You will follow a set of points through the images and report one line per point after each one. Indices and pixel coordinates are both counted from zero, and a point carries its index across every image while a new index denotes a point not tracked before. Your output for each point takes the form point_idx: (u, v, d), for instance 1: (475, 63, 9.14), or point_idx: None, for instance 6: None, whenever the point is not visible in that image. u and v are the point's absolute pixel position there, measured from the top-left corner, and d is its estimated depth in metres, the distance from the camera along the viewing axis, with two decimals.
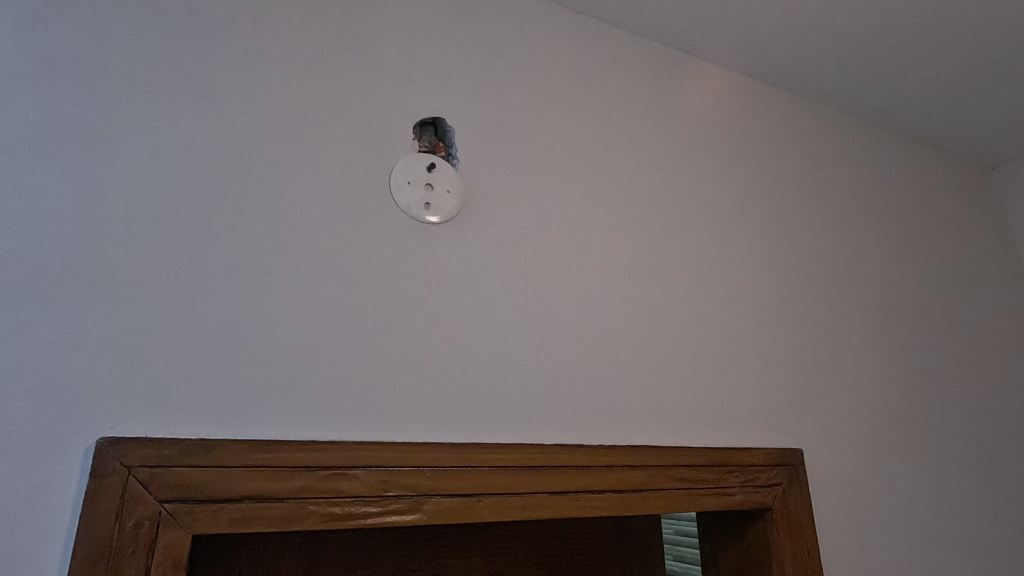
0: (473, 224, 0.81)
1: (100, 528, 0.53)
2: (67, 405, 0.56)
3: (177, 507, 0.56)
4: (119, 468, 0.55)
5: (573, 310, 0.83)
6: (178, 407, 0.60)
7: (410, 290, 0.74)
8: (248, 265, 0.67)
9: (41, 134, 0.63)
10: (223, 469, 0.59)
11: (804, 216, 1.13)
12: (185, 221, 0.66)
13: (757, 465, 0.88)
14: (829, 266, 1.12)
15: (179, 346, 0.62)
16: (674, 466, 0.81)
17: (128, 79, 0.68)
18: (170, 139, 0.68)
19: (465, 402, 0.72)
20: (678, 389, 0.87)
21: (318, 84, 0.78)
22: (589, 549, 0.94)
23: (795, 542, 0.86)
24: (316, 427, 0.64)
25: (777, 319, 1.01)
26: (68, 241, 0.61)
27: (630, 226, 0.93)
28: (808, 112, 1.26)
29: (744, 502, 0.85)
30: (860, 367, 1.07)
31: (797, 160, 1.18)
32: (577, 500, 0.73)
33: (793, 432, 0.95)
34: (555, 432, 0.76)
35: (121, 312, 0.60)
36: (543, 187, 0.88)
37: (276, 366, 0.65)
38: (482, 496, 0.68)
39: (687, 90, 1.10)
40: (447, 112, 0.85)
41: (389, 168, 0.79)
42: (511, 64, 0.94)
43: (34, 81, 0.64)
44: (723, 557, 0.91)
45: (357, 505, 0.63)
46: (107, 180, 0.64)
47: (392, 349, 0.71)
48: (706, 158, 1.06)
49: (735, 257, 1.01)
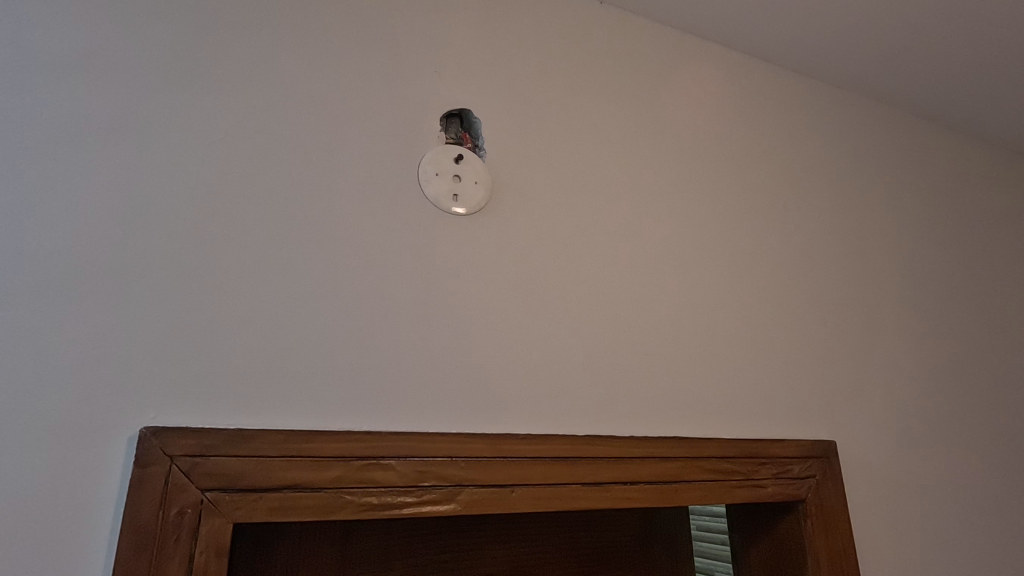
0: (500, 216, 0.81)
1: (144, 516, 0.54)
2: (110, 395, 0.57)
3: (218, 496, 0.57)
4: (162, 458, 0.56)
5: (600, 301, 0.82)
6: (218, 396, 0.61)
7: (439, 281, 0.74)
8: (281, 258, 0.68)
9: (81, 132, 0.64)
10: (262, 458, 0.59)
11: (832, 205, 1.11)
12: (219, 215, 0.67)
13: (790, 457, 0.87)
14: (860, 257, 1.10)
15: (215, 337, 0.62)
16: (706, 458, 0.80)
17: (162, 76, 0.69)
18: (203, 133, 0.69)
19: (496, 392, 0.72)
20: (708, 381, 0.86)
21: (346, 77, 0.78)
22: (619, 542, 0.94)
23: (829, 535, 0.85)
24: (351, 417, 0.65)
25: (807, 310, 0.99)
26: (108, 235, 0.62)
27: (655, 217, 0.92)
28: (836, 98, 1.23)
29: (777, 494, 0.84)
30: (893, 358, 1.05)
31: (827, 148, 1.16)
32: (609, 491, 0.73)
33: (826, 424, 0.93)
34: (586, 423, 0.75)
35: (160, 306, 0.61)
36: (570, 177, 0.88)
37: (311, 357, 0.65)
38: (515, 486, 0.68)
39: (712, 78, 1.08)
40: (473, 103, 0.85)
41: (418, 160, 0.79)
42: (535, 55, 0.93)
43: (74, 80, 0.65)
44: (755, 550, 0.90)
45: (392, 495, 0.63)
46: (143, 175, 0.65)
47: (423, 340, 0.71)
48: (732, 148, 1.04)
49: (762, 247, 0.99)
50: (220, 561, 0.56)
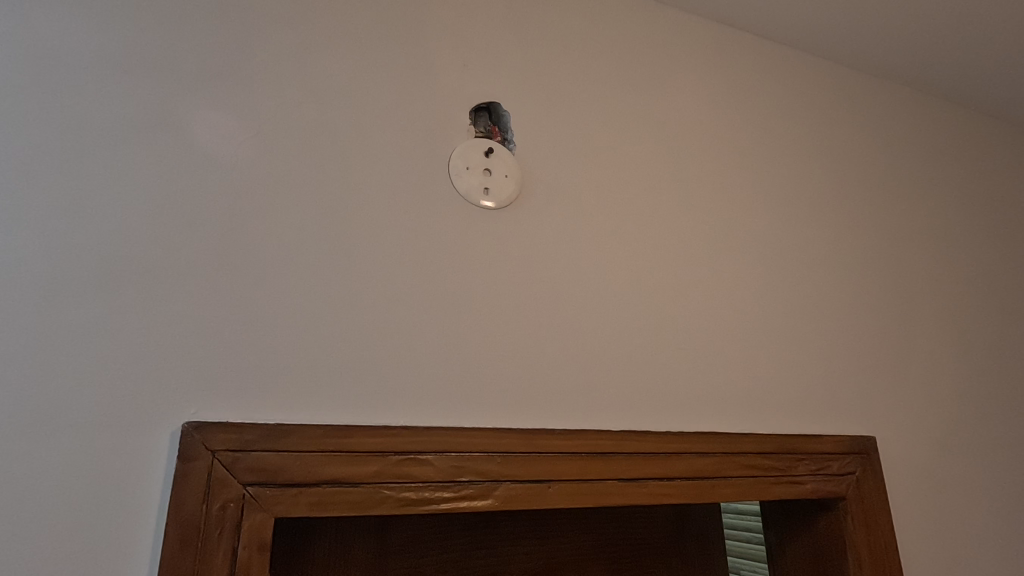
0: (532, 209, 0.80)
1: (188, 510, 0.55)
2: (153, 390, 0.58)
3: (260, 491, 0.57)
4: (204, 452, 0.57)
5: (632, 294, 0.81)
6: (257, 391, 0.61)
7: (470, 276, 0.74)
8: (314, 254, 0.68)
9: (119, 129, 0.65)
10: (302, 453, 0.60)
11: (866, 196, 1.08)
12: (253, 211, 0.67)
13: (829, 453, 0.85)
14: (897, 249, 1.07)
15: (252, 333, 0.63)
16: (743, 453, 0.79)
17: (195, 74, 0.70)
18: (236, 130, 0.69)
19: (532, 388, 0.71)
20: (743, 375, 0.84)
21: (374, 73, 0.78)
22: (651, 538, 0.93)
23: (871, 533, 0.83)
24: (388, 413, 0.65)
25: (843, 304, 0.97)
26: (146, 231, 0.62)
27: (685, 210, 0.90)
28: (869, 85, 1.20)
29: (817, 491, 0.82)
30: (933, 352, 1.02)
31: (862, 138, 1.13)
32: (646, 487, 0.72)
33: (864, 419, 0.91)
34: (622, 418, 0.74)
35: (199, 301, 0.62)
36: (599, 170, 0.86)
37: (346, 352, 0.65)
38: (552, 481, 0.68)
39: (741, 67, 1.06)
40: (502, 96, 0.84)
41: (448, 154, 0.78)
42: (562, 47, 0.92)
43: (110, 78, 0.66)
44: (792, 548, 0.88)
45: (430, 490, 0.63)
46: (180, 172, 0.65)
47: (456, 335, 0.70)
48: (764, 139, 1.02)
49: (795, 238, 0.97)
50: (262, 555, 0.56)
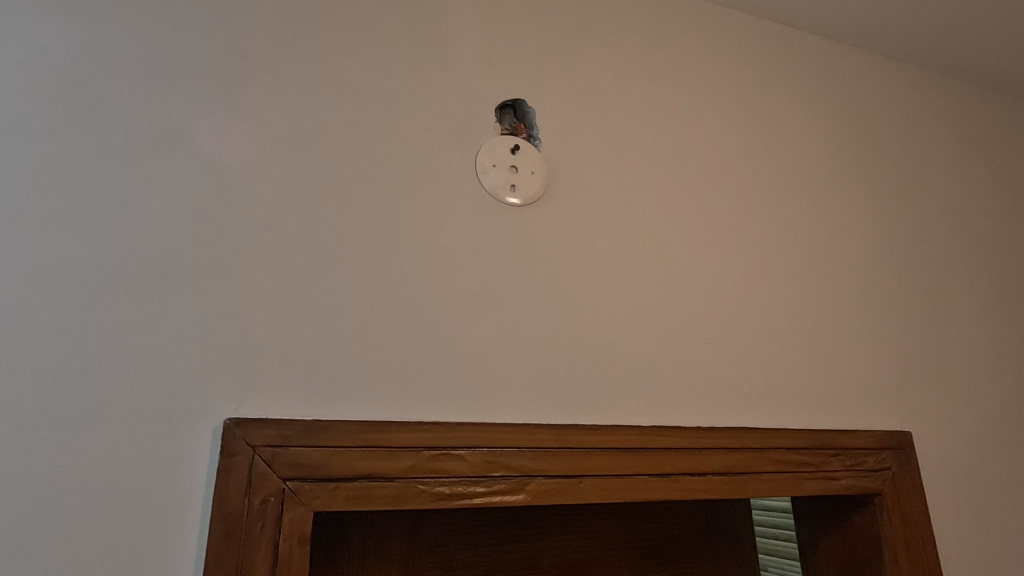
0: (559, 206, 0.80)
1: (231, 504, 0.56)
2: (195, 388, 0.59)
3: (299, 485, 0.59)
4: (245, 448, 0.58)
5: (660, 290, 0.81)
6: (295, 388, 0.62)
7: (498, 273, 0.74)
8: (347, 254, 0.69)
9: (155, 135, 0.67)
10: (339, 448, 0.61)
11: (898, 186, 1.05)
12: (285, 212, 0.68)
13: (864, 448, 0.83)
14: (931, 240, 1.04)
15: (288, 331, 0.64)
16: (775, 449, 0.78)
17: (226, 79, 0.71)
18: (267, 133, 0.71)
19: (562, 383, 0.72)
20: (774, 369, 0.83)
21: (400, 74, 0.79)
22: (681, 534, 0.92)
23: (908, 529, 0.81)
24: (421, 409, 0.65)
25: (876, 296, 0.95)
26: (183, 233, 0.64)
27: (712, 203, 0.89)
28: (900, 72, 1.17)
29: (851, 487, 0.81)
30: (970, 345, 0.99)
31: (894, 127, 1.10)
32: (677, 482, 0.71)
33: (900, 414, 0.89)
34: (652, 413, 0.74)
35: (236, 300, 0.63)
36: (625, 164, 0.86)
37: (380, 349, 0.66)
38: (584, 477, 0.68)
39: (768, 57, 1.04)
40: (527, 93, 0.85)
41: (475, 152, 0.79)
42: (587, 42, 0.91)
43: (146, 85, 0.68)
44: (826, 544, 0.87)
45: (464, 485, 0.63)
46: (214, 175, 0.67)
47: (486, 331, 0.71)
48: (792, 130, 1.00)
49: (824, 230, 0.95)
50: (302, 547, 0.58)
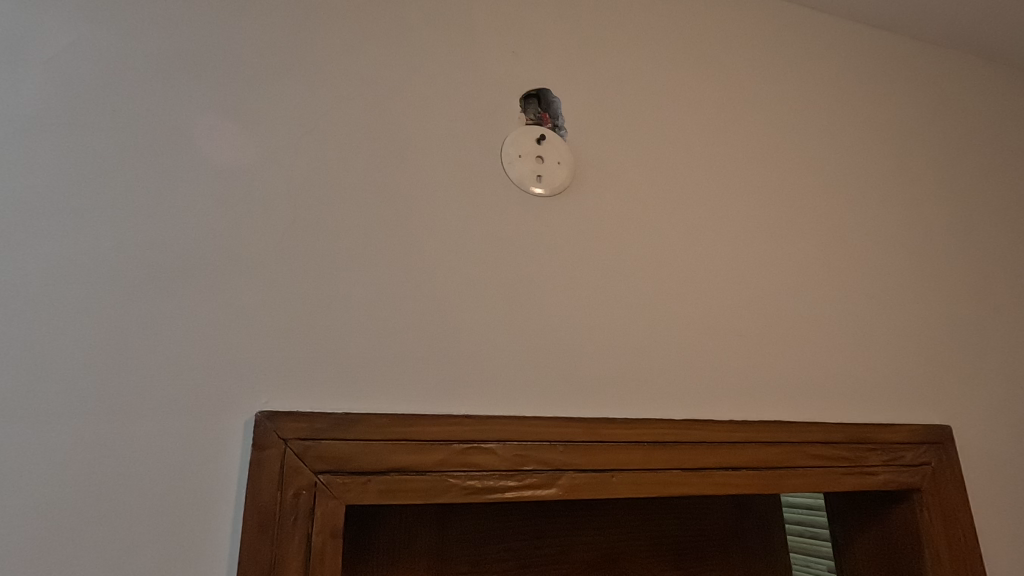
0: (586, 196, 0.79)
1: (264, 497, 0.56)
2: (224, 381, 0.59)
3: (330, 478, 0.58)
4: (277, 441, 0.58)
5: (689, 281, 0.79)
6: (325, 381, 0.62)
7: (524, 265, 0.73)
8: (373, 247, 0.68)
9: (180, 129, 0.67)
10: (370, 442, 0.60)
11: (933, 173, 1.02)
12: (310, 205, 0.68)
13: (902, 442, 0.81)
14: (970, 229, 1.01)
15: (317, 324, 0.64)
16: (811, 443, 0.76)
17: (249, 73, 0.71)
18: (291, 127, 0.70)
19: (592, 376, 0.70)
20: (808, 362, 0.81)
21: (424, 65, 0.78)
22: (712, 530, 0.91)
23: (949, 526, 0.79)
24: (450, 402, 0.65)
25: (912, 286, 0.92)
26: (211, 228, 0.64)
27: (740, 191, 0.87)
28: (934, 55, 1.13)
29: (890, 483, 0.78)
30: (1010, 336, 0.96)
31: (929, 113, 1.06)
32: (711, 477, 0.70)
33: (938, 407, 0.86)
34: (683, 406, 0.72)
35: (264, 294, 0.63)
36: (652, 154, 0.84)
37: (407, 342, 0.66)
38: (615, 471, 0.67)
39: (796, 41, 1.01)
40: (551, 82, 0.83)
41: (500, 143, 0.78)
42: (611, 30, 0.90)
43: (170, 80, 0.68)
44: (862, 541, 0.85)
45: (495, 478, 0.63)
46: (239, 168, 0.67)
47: (515, 324, 0.70)
48: (823, 117, 0.97)
49: (857, 218, 0.93)
50: (335, 541, 0.57)
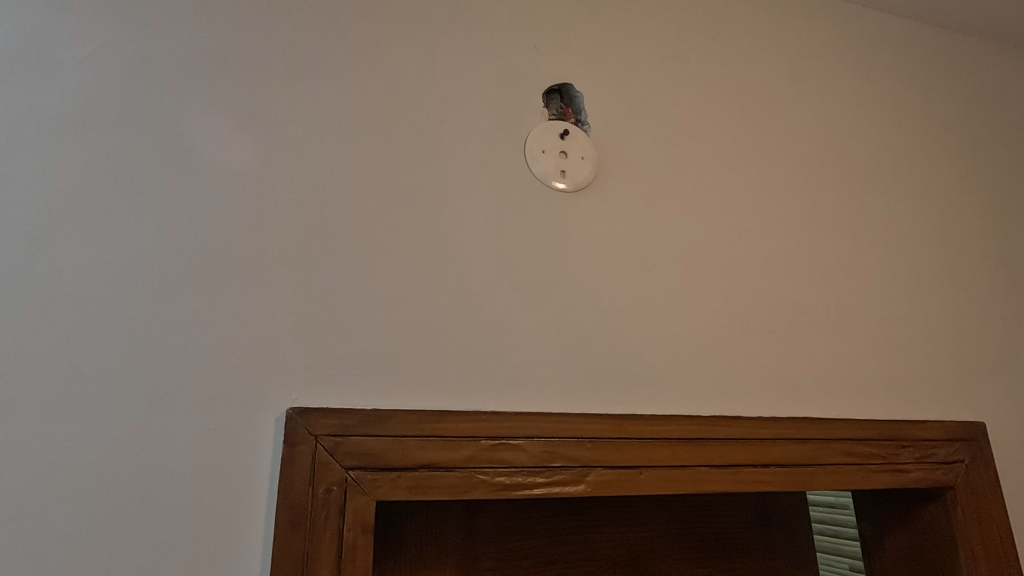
0: (610, 191, 0.78)
1: (296, 493, 0.57)
2: (255, 377, 0.60)
3: (361, 474, 0.59)
4: (308, 437, 0.58)
5: (715, 276, 0.78)
6: (353, 377, 0.62)
7: (550, 261, 0.72)
8: (399, 244, 0.68)
9: (207, 127, 0.67)
10: (399, 438, 0.60)
11: (963, 165, 0.99)
12: (336, 203, 0.68)
13: (935, 439, 0.79)
14: (1002, 222, 0.98)
15: (345, 321, 0.64)
16: (841, 440, 0.75)
17: (276, 71, 0.72)
18: (317, 125, 0.71)
19: (618, 372, 0.70)
20: (837, 357, 0.79)
21: (447, 62, 0.78)
22: (737, 528, 0.90)
23: (984, 525, 0.77)
24: (477, 398, 0.65)
25: (943, 280, 0.90)
26: (239, 225, 0.64)
27: (766, 184, 0.86)
28: (964, 45, 1.10)
29: (922, 481, 0.77)
30: None
31: (958, 104, 1.04)
32: (740, 474, 0.69)
33: (972, 403, 0.85)
34: (711, 402, 0.72)
35: (292, 291, 0.63)
36: (676, 148, 0.83)
37: (434, 339, 0.66)
38: (644, 467, 0.66)
39: (821, 32, 1.00)
40: (574, 76, 0.83)
41: (523, 138, 0.77)
42: (633, 24, 0.89)
43: (197, 79, 0.69)
44: (893, 539, 0.83)
45: (523, 475, 0.62)
46: (266, 166, 0.67)
47: (540, 320, 0.70)
48: (849, 109, 0.95)
49: (885, 212, 0.91)
50: (366, 537, 0.57)
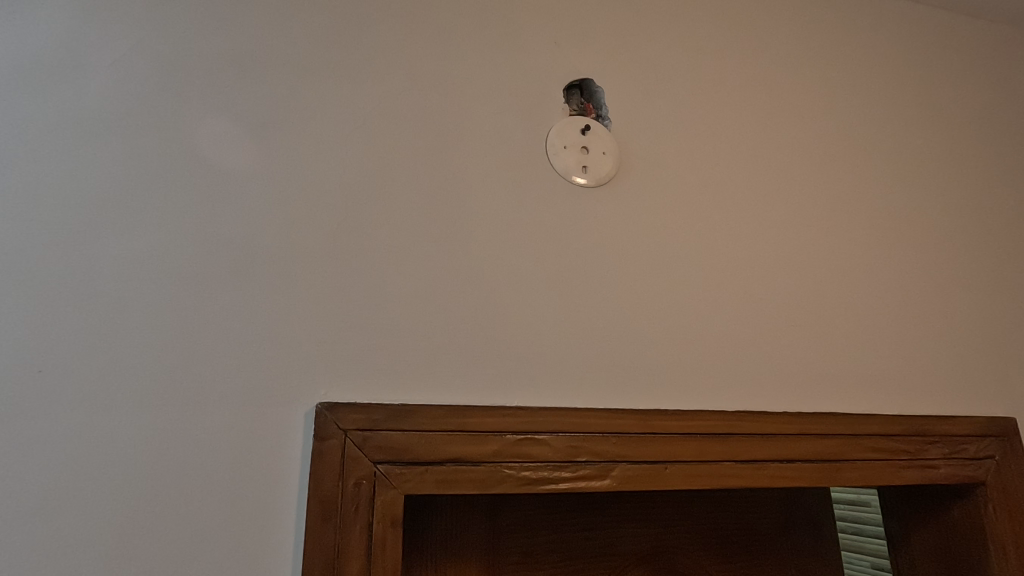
0: (631, 187, 0.78)
1: (326, 487, 0.58)
2: (284, 373, 0.61)
3: (389, 469, 0.59)
4: (337, 432, 0.59)
5: (738, 270, 0.78)
6: (380, 373, 0.63)
7: (572, 257, 0.73)
8: (422, 241, 0.69)
9: (234, 128, 0.68)
10: (426, 433, 0.61)
11: (991, 155, 0.97)
12: (360, 200, 0.69)
13: (964, 435, 0.78)
14: None
15: (371, 318, 0.65)
16: (868, 435, 0.74)
17: (300, 72, 0.72)
18: (340, 124, 0.71)
19: (642, 368, 0.70)
20: (863, 352, 0.79)
21: (468, 59, 0.79)
22: (760, 523, 0.89)
23: (1016, 522, 0.76)
24: (502, 393, 0.65)
25: (971, 273, 0.88)
26: (266, 224, 0.65)
27: (789, 177, 0.85)
28: (992, 33, 1.08)
29: (952, 477, 0.76)
30: None
31: (985, 93, 1.02)
32: (766, 469, 0.69)
33: (1002, 398, 0.83)
34: (736, 398, 0.71)
35: (319, 288, 0.64)
36: (698, 142, 0.83)
37: (459, 335, 0.66)
38: (669, 463, 0.66)
39: (844, 22, 0.98)
40: (594, 71, 0.82)
41: (545, 134, 0.78)
42: (653, 17, 0.88)
43: (223, 81, 0.70)
44: (920, 536, 0.82)
45: (549, 469, 0.63)
46: (291, 165, 0.68)
47: (563, 316, 0.70)
48: (874, 100, 0.94)
49: (911, 204, 0.89)
50: (395, 530, 0.58)
